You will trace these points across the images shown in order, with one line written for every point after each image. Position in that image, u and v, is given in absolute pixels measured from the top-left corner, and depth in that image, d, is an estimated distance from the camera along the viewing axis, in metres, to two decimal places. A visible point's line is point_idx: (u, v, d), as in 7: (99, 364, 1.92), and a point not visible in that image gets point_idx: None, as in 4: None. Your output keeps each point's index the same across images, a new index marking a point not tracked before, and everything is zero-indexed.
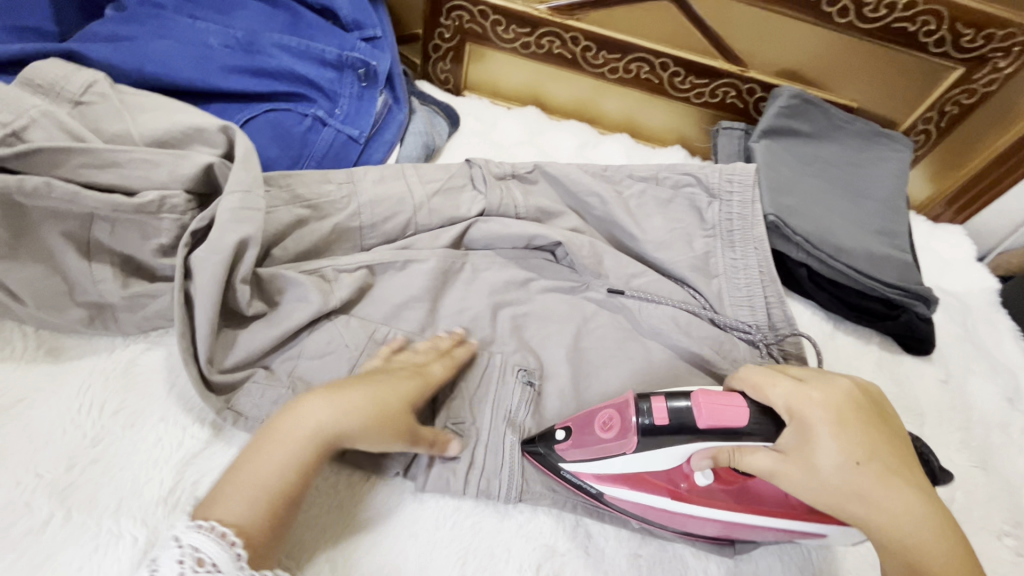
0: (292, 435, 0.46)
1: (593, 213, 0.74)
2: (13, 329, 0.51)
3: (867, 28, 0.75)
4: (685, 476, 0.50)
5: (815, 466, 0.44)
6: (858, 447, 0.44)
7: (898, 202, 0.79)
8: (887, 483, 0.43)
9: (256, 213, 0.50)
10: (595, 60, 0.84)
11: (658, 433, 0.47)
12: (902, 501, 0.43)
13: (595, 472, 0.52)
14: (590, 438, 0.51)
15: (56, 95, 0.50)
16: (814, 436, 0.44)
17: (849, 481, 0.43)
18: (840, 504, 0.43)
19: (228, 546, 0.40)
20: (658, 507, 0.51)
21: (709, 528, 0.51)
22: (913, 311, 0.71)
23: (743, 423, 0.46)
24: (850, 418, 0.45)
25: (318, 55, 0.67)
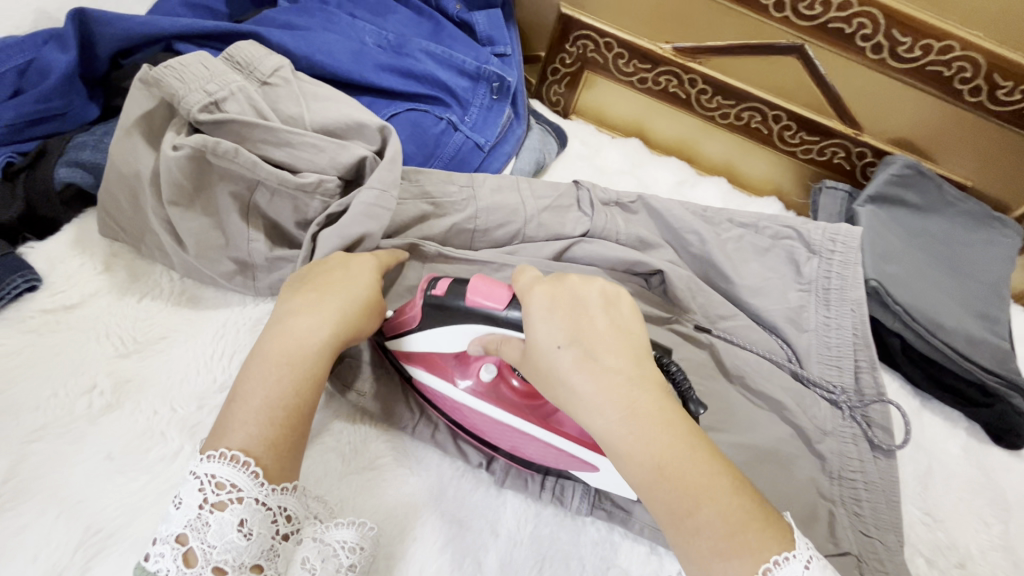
0: (284, 346, 0.43)
1: (689, 249, 0.74)
2: (162, 274, 0.56)
3: (996, 110, 0.75)
4: (475, 371, 0.51)
5: (548, 354, 0.42)
6: (562, 326, 0.42)
7: (1004, 290, 0.77)
8: (591, 365, 0.41)
9: (386, 213, 0.53)
10: (709, 103, 0.86)
11: (443, 307, 0.48)
12: (599, 395, 0.40)
13: (404, 349, 0.52)
14: (405, 319, 0.51)
15: (249, 73, 0.55)
16: (529, 321, 0.43)
17: (556, 367, 0.41)
18: (549, 386, 0.42)
19: (240, 466, 0.38)
20: (447, 395, 0.52)
21: (492, 430, 0.52)
22: (1010, 402, 0.69)
23: (504, 305, 0.45)
24: (555, 304, 0.43)
25: (458, 65, 0.72)
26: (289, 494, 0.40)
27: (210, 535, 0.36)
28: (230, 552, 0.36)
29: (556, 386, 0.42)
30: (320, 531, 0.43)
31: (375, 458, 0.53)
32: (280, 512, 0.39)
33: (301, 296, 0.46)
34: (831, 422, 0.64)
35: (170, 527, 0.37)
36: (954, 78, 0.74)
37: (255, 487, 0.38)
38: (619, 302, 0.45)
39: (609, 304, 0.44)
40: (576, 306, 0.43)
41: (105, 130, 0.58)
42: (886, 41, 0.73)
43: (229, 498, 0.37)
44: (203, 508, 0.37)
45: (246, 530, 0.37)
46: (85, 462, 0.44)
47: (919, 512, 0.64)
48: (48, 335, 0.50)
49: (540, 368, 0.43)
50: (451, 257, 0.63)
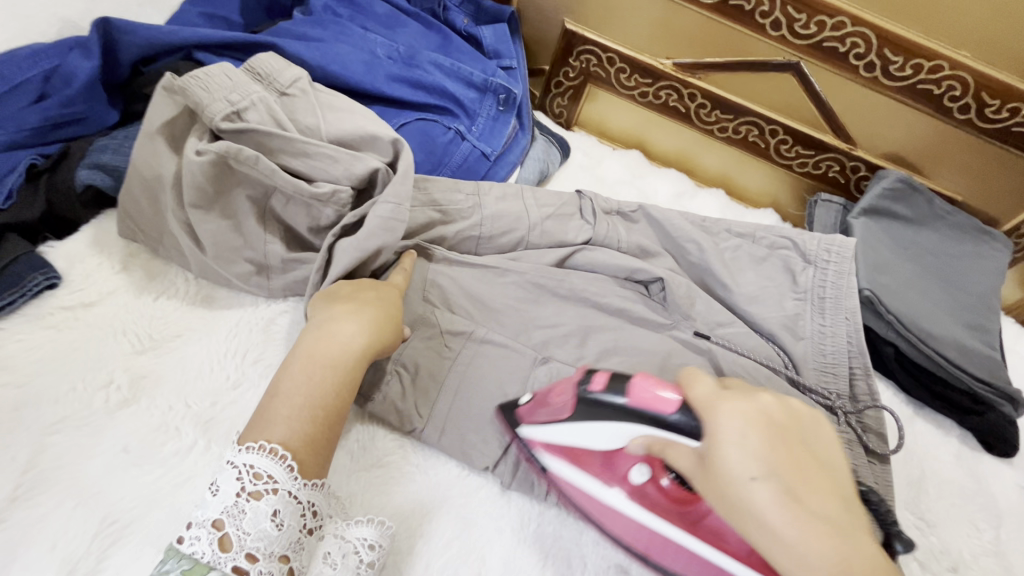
0: (330, 353, 0.47)
1: (688, 258, 0.76)
2: (178, 274, 0.57)
3: (985, 127, 0.78)
4: (625, 468, 0.49)
5: (744, 487, 0.36)
6: (767, 459, 0.36)
7: (994, 301, 0.79)
8: (801, 508, 0.35)
9: (401, 227, 0.54)
10: (707, 117, 0.89)
11: (593, 404, 0.47)
12: (801, 539, 0.34)
13: (542, 440, 0.51)
14: (551, 405, 0.50)
15: (268, 84, 0.58)
16: (720, 444, 0.37)
17: (747, 501, 0.35)
18: (737, 518, 0.37)
19: (278, 459, 0.41)
20: (587, 490, 0.50)
21: (639, 534, 0.48)
22: (999, 410, 0.72)
23: (671, 412, 0.43)
24: (757, 430, 0.37)
25: (466, 77, 0.74)
26: (318, 490, 0.43)
27: (246, 522, 0.39)
28: (263, 539, 0.39)
29: (747, 522, 0.36)
30: (341, 528, 0.44)
31: (384, 456, 0.54)
32: (308, 507, 0.42)
33: (341, 306, 0.50)
34: (827, 427, 0.65)
35: (207, 512, 0.39)
36: (943, 96, 0.76)
37: (289, 481, 0.41)
38: (786, 412, 0.39)
39: (788, 420, 0.39)
40: (763, 426, 0.37)
41: (124, 134, 0.60)
42: (879, 60, 0.76)
43: (265, 488, 0.40)
44: (240, 496, 0.39)
45: (278, 520, 0.39)
46: (102, 456, 0.46)
47: (913, 517, 0.66)
48: (67, 332, 0.51)
49: (730, 498, 0.37)
50: (452, 260, 0.65)
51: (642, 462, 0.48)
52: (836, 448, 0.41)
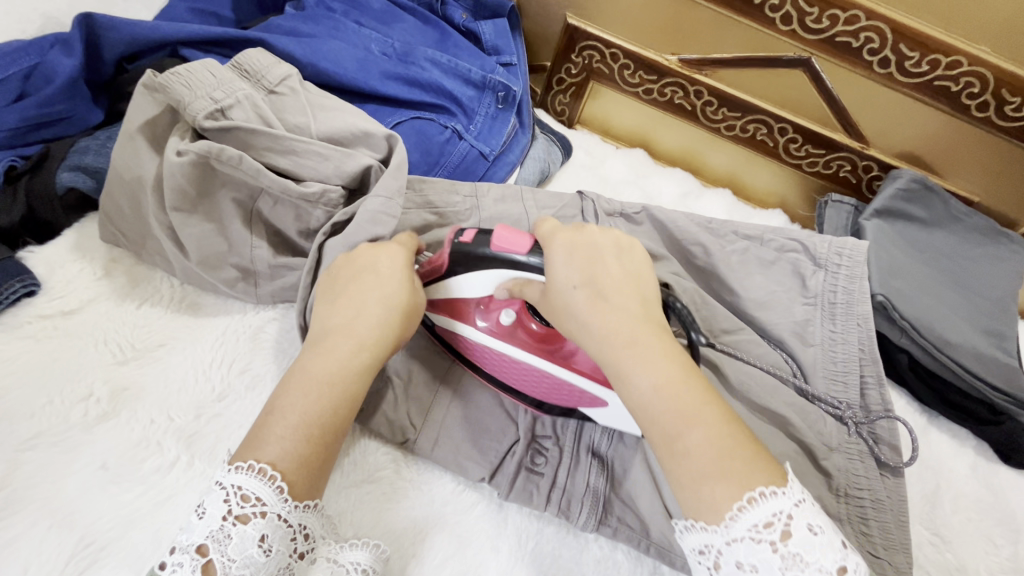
0: (329, 368, 0.43)
1: (693, 261, 0.74)
2: (163, 280, 0.55)
3: (1005, 126, 0.75)
4: (496, 315, 0.53)
5: (567, 291, 0.45)
6: (582, 268, 0.46)
7: (1011, 305, 0.76)
8: (602, 305, 0.44)
9: (392, 220, 0.52)
10: (714, 115, 0.86)
11: (471, 257, 0.49)
12: (608, 323, 0.44)
13: (429, 298, 0.54)
14: (427, 271, 0.52)
15: (256, 81, 0.56)
16: (548, 262, 0.46)
17: (569, 304, 0.45)
18: (563, 320, 0.46)
19: (267, 480, 0.38)
20: (468, 340, 0.54)
21: (506, 368, 0.54)
22: (1019, 420, 0.69)
23: (527, 250, 0.47)
24: (578, 250, 0.47)
25: (464, 74, 0.72)
26: (311, 512, 0.40)
27: (231, 548, 0.36)
28: (250, 566, 0.36)
29: (569, 323, 0.45)
30: (334, 551, 0.42)
31: (375, 471, 0.52)
32: (300, 529, 0.39)
33: (340, 314, 0.46)
34: (837, 439, 0.62)
35: (190, 537, 0.37)
36: (961, 92, 0.73)
37: (279, 502, 0.38)
38: (631, 251, 0.50)
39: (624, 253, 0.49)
40: (603, 253, 0.47)
41: (107, 134, 0.58)
42: (894, 55, 0.73)
43: (253, 512, 0.37)
44: (226, 520, 0.37)
45: (266, 546, 0.37)
46: (79, 473, 0.44)
47: (928, 532, 0.63)
48: (46, 341, 0.49)
49: (556, 304, 0.46)
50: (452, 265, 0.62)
51: (511, 306, 0.53)
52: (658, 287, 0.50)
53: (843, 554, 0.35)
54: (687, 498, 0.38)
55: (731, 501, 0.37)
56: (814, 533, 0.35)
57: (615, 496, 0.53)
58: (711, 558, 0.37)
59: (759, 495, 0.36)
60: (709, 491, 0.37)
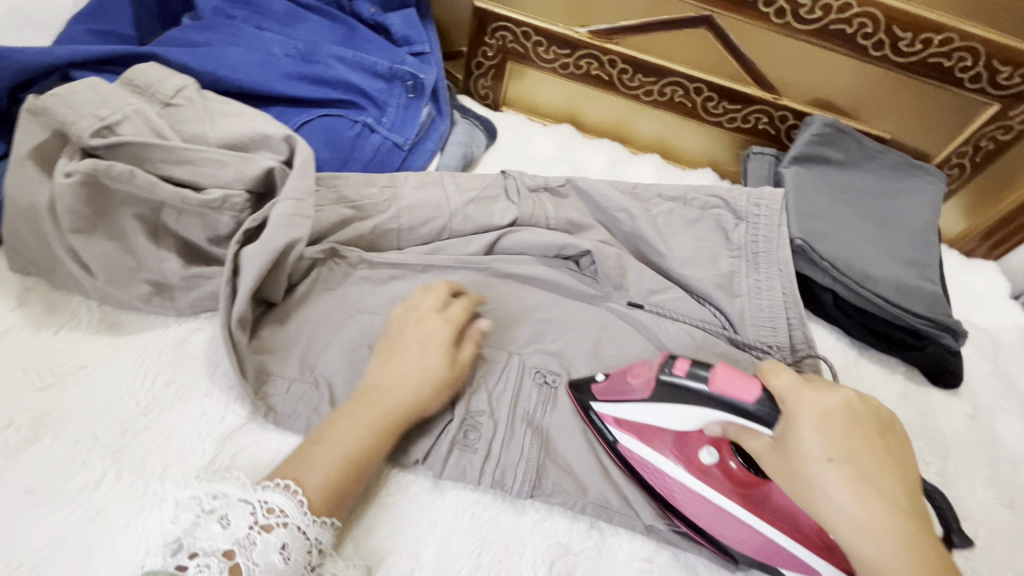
0: (370, 417, 0.49)
1: (621, 227, 0.76)
2: (80, 303, 0.55)
3: (903, 62, 0.77)
4: (694, 451, 0.53)
5: (817, 468, 0.41)
6: (839, 443, 0.41)
7: (929, 235, 0.80)
8: (861, 489, 0.40)
9: (307, 220, 0.54)
10: (632, 82, 0.87)
11: (675, 386, 0.50)
12: (871, 521, 0.39)
13: (615, 415, 0.55)
14: (626, 387, 0.54)
15: (150, 95, 0.56)
16: (798, 434, 0.42)
17: (816, 480, 0.41)
18: (806, 497, 0.42)
19: (290, 494, 0.44)
20: (655, 464, 0.54)
21: (693, 505, 0.52)
22: (941, 342, 0.72)
23: (754, 399, 0.45)
24: (836, 418, 0.42)
25: (371, 67, 0.72)
26: (327, 529, 0.44)
27: (255, 553, 0.40)
28: (270, 572, 0.41)
29: (809, 492, 0.42)
30: (339, 568, 0.45)
31: None
32: (315, 544, 0.44)
33: (384, 369, 0.52)
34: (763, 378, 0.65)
35: (215, 542, 0.40)
36: (857, 33, 0.75)
37: (300, 515, 0.43)
38: (881, 425, 0.44)
39: (887, 430, 0.44)
40: (846, 423, 0.42)
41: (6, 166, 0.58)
42: (788, 4, 0.74)
43: (277, 521, 0.42)
44: (252, 528, 0.42)
45: (286, 553, 0.41)
46: (6, 499, 0.44)
47: None
48: None
49: (801, 477, 0.42)
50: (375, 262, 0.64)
51: (711, 444, 0.54)
52: (899, 440, 0.45)
53: None
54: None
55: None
56: None
57: (550, 462, 0.55)
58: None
59: None
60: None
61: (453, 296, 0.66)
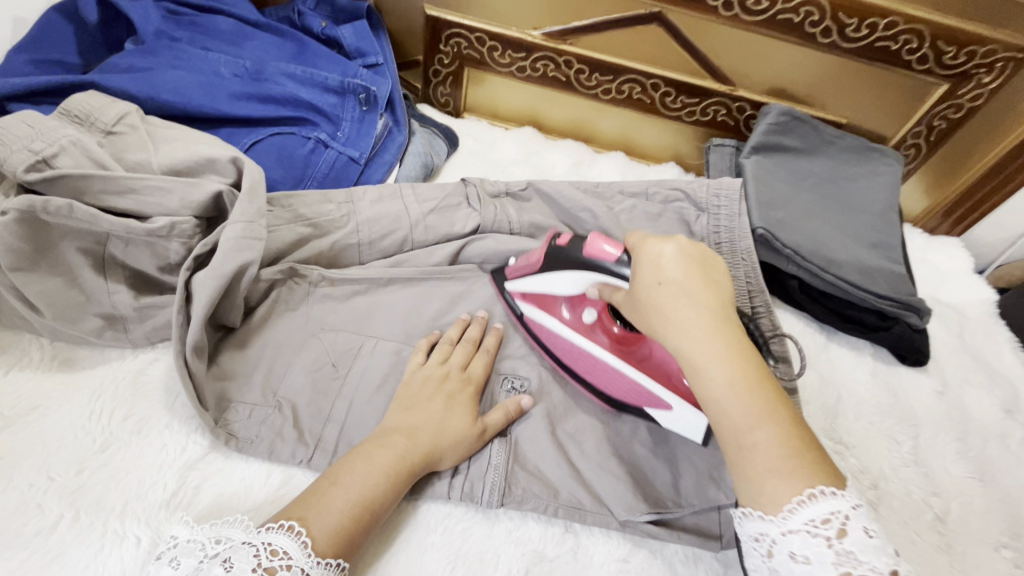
0: (388, 458, 0.49)
1: (585, 227, 0.76)
2: (31, 341, 0.54)
3: (851, 48, 0.77)
4: (582, 313, 0.61)
5: (654, 295, 0.46)
6: (673, 270, 0.46)
7: (888, 216, 0.81)
8: (686, 303, 0.44)
9: (257, 242, 0.53)
10: (589, 82, 0.88)
11: (560, 255, 0.57)
12: (695, 335, 0.43)
13: (520, 290, 0.64)
14: (529, 265, 0.62)
15: (90, 125, 0.55)
16: (641, 271, 0.47)
17: (655, 303, 0.45)
18: (648, 324, 0.46)
19: (294, 535, 0.42)
20: (550, 329, 0.62)
21: (573, 356, 0.61)
22: (905, 322, 0.73)
23: (615, 257, 0.52)
24: (668, 255, 0.47)
25: (322, 82, 0.72)
26: (331, 569, 0.43)
27: None
28: None
29: (649, 318, 0.46)
30: None
31: (279, 490, 0.51)
32: None
33: (405, 414, 0.53)
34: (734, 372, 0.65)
35: None
36: (804, 22, 0.75)
37: (304, 557, 0.42)
38: (715, 259, 0.48)
39: (717, 261, 0.48)
40: (679, 256, 0.47)
41: None
42: None
43: (281, 564, 0.41)
44: (256, 572, 0.40)
45: None
46: None
47: (833, 442, 0.67)
48: None
49: (643, 305, 0.47)
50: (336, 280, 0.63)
51: (593, 307, 0.61)
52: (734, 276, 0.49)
53: (887, 548, 0.38)
54: (746, 494, 0.40)
55: (790, 495, 0.38)
56: (867, 534, 0.37)
57: (520, 469, 0.55)
58: (766, 544, 0.39)
59: (819, 492, 0.38)
60: (772, 491, 0.39)
61: (418, 307, 0.65)
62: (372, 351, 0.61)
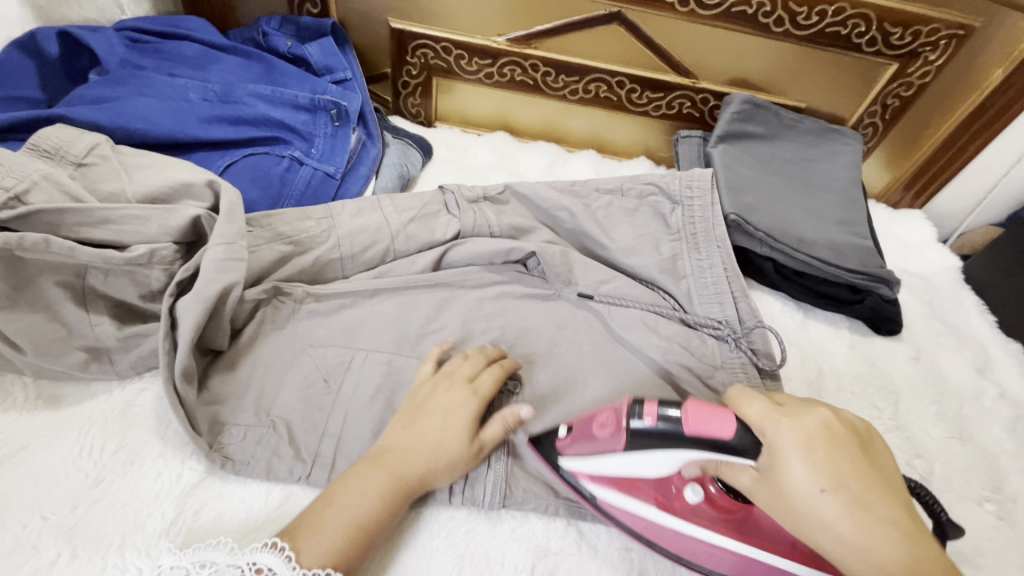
0: (383, 480, 0.49)
1: (563, 225, 0.78)
2: (14, 381, 0.53)
3: (804, 35, 0.80)
4: (678, 490, 0.51)
5: (813, 503, 0.39)
6: (833, 474, 0.39)
7: (851, 193, 0.85)
8: (862, 518, 0.38)
9: (240, 263, 0.53)
10: (556, 84, 0.89)
11: (647, 435, 0.47)
12: (885, 557, 0.37)
13: (594, 473, 0.52)
14: (586, 434, 0.52)
15: (60, 158, 0.54)
16: (785, 463, 0.40)
17: (819, 516, 0.39)
18: (814, 539, 0.40)
19: (279, 552, 0.43)
20: (646, 517, 0.51)
21: (672, 539, 0.51)
22: (877, 294, 0.76)
23: (731, 438, 0.43)
24: (818, 442, 0.40)
25: (292, 100, 0.72)
26: None
27: None
28: None
29: (810, 530, 0.40)
30: None
31: (280, 508, 0.51)
32: None
33: (404, 431, 0.52)
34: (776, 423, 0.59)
35: None
36: (757, 13, 0.78)
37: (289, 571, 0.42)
38: (862, 439, 0.43)
39: (866, 442, 0.43)
40: (835, 448, 0.40)
41: None
42: None
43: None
44: None
45: None
46: None
47: None
48: None
49: (801, 514, 0.40)
50: (321, 295, 0.64)
51: (691, 480, 0.51)
52: (881, 446, 0.44)
53: None
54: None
55: None
56: None
57: (518, 469, 0.56)
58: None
59: None
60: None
61: (405, 315, 0.66)
62: (362, 363, 0.61)
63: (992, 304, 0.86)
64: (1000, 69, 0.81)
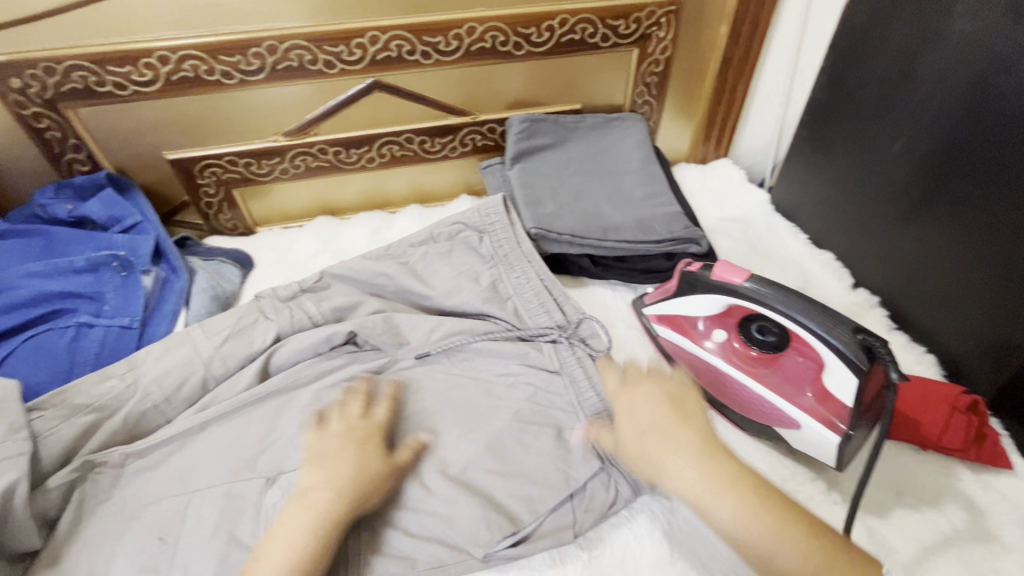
0: (308, 518, 0.51)
1: (388, 290, 0.79)
2: None
3: (545, 50, 0.87)
4: (713, 332, 0.71)
5: (640, 436, 0.54)
6: (648, 420, 0.55)
7: (644, 170, 0.90)
8: (668, 447, 0.52)
9: (20, 457, 0.54)
10: (351, 158, 0.92)
11: (691, 279, 0.68)
12: (699, 475, 0.50)
13: (658, 313, 0.74)
14: (668, 289, 0.73)
15: None
16: (627, 413, 0.57)
17: (643, 452, 0.53)
18: (643, 470, 0.53)
19: None
20: (685, 350, 0.72)
21: (701, 372, 0.71)
22: (687, 252, 0.82)
23: (742, 282, 0.62)
24: (643, 398, 0.57)
25: (69, 266, 0.72)
26: None
27: None
28: None
29: (643, 463, 0.53)
30: None
31: None
32: None
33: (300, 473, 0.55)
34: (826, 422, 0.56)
35: None
36: (494, 45, 0.84)
37: None
38: (682, 401, 0.56)
39: (685, 404, 0.56)
40: (658, 401, 0.56)
41: None
42: (427, 46, 0.82)
43: None
44: None
45: None
46: None
47: None
48: None
49: (636, 456, 0.54)
50: (141, 450, 0.62)
51: (727, 329, 0.71)
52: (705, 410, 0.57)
53: None
54: None
55: None
56: None
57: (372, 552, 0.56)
58: None
59: None
60: None
61: (237, 438, 0.64)
62: (197, 507, 0.59)
63: (802, 224, 0.93)
64: (723, 26, 0.90)
